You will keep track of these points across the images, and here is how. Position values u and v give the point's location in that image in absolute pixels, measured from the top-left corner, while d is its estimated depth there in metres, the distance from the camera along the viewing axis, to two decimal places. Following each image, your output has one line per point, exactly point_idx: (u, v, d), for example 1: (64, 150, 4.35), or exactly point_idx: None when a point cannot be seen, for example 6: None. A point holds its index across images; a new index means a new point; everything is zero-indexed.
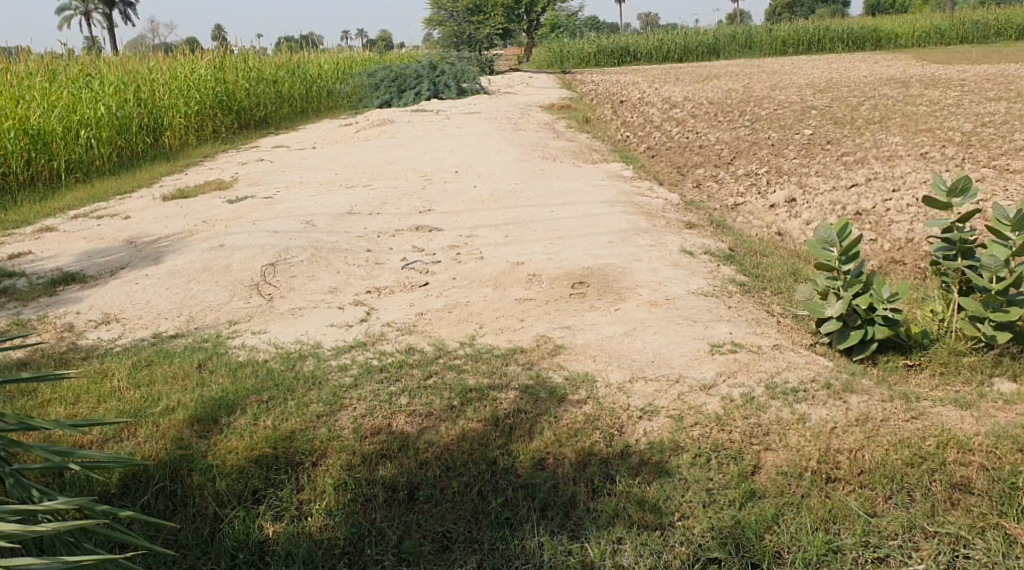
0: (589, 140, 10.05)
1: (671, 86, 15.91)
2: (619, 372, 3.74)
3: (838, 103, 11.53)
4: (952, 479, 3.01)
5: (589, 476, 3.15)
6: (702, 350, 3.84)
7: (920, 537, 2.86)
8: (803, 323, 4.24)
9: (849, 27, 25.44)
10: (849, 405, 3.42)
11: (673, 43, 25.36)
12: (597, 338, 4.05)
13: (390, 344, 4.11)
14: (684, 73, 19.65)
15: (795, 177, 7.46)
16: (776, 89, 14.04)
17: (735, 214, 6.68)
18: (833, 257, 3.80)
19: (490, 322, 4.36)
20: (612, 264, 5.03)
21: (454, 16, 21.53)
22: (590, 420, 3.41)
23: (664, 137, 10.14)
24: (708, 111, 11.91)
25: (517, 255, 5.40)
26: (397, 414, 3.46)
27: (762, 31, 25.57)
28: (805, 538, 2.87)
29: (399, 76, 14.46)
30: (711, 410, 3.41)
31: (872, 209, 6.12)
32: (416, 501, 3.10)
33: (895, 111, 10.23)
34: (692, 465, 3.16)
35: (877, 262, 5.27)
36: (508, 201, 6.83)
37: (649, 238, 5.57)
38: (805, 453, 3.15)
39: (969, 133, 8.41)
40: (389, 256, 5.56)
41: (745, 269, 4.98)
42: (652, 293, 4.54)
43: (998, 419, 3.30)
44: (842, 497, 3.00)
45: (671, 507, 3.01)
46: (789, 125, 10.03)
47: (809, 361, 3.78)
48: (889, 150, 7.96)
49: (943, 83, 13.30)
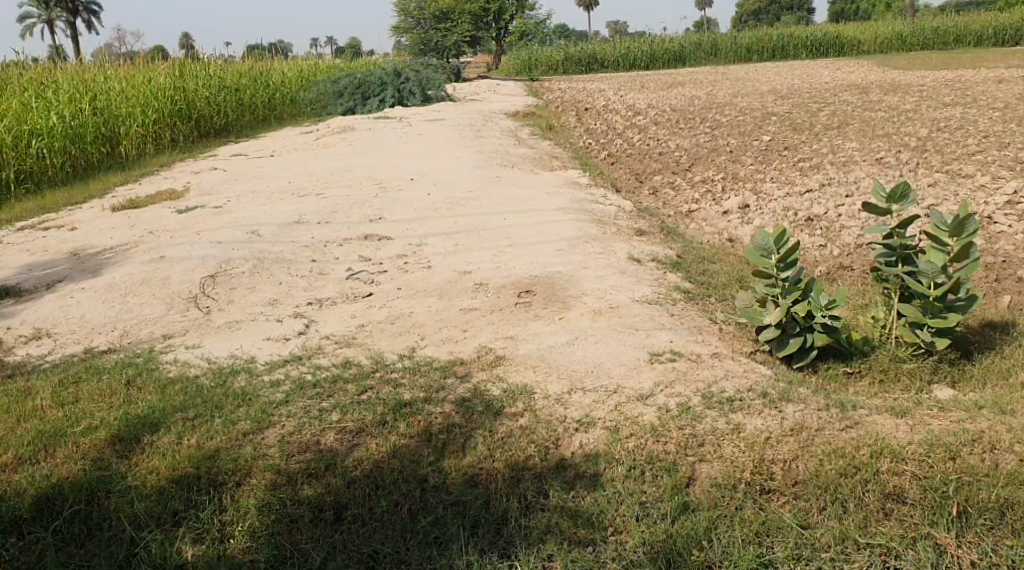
0: (550, 148, 10.01)
1: (633, 94, 15.90)
2: (558, 383, 3.66)
3: (798, 109, 11.59)
4: (886, 490, 2.98)
5: (522, 491, 3.09)
6: (641, 359, 3.79)
7: (853, 549, 2.83)
8: (745, 330, 4.21)
9: (812, 32, 25.68)
10: (785, 414, 3.37)
11: (640, 51, 25.59)
12: (538, 348, 3.98)
13: (327, 358, 4.02)
14: (650, 80, 19.67)
15: (751, 183, 7.44)
16: (738, 97, 14.09)
17: (689, 220, 6.66)
18: (772, 265, 3.75)
19: (433, 333, 4.29)
20: (559, 272, 4.97)
21: (420, 24, 21.13)
22: (526, 434, 3.33)
23: (624, 144, 10.11)
24: (670, 118, 11.93)
25: (465, 264, 5.32)
26: (326, 431, 3.36)
27: (728, 37, 25.66)
28: (737, 551, 2.82)
29: (363, 82, 14.28)
30: (647, 421, 3.36)
31: (824, 214, 6.10)
32: (342, 521, 3.01)
33: (853, 118, 10.26)
34: (626, 478, 3.10)
35: (825, 268, 5.26)
36: (460, 209, 6.74)
37: (598, 245, 5.52)
38: (738, 463, 3.11)
39: (924, 139, 8.46)
40: (334, 266, 5.46)
41: (691, 277, 4.95)
42: (596, 301, 4.48)
43: (932, 427, 3.28)
44: (776, 509, 2.96)
45: (604, 522, 2.96)
46: (748, 131, 10.04)
47: (747, 369, 3.74)
48: (844, 156, 7.98)
49: (902, 88, 13.42)
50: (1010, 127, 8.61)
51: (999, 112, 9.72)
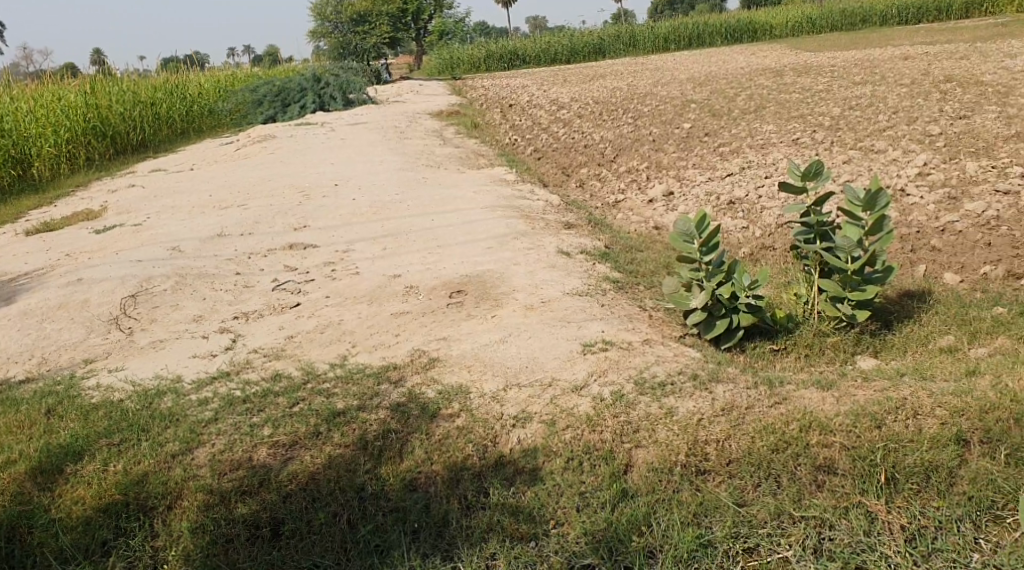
0: (475, 146, 9.99)
1: (555, 89, 15.96)
2: (493, 381, 3.65)
3: (716, 95, 11.80)
4: (817, 463, 3.06)
5: (462, 492, 3.08)
6: (574, 351, 3.80)
7: (787, 523, 2.91)
8: (674, 315, 4.26)
9: (726, 20, 26.14)
10: (716, 394, 3.43)
11: (560, 45, 25.66)
12: (471, 347, 3.96)
13: (256, 372, 3.94)
14: (571, 74, 19.76)
15: (674, 171, 7.53)
16: (658, 86, 14.24)
17: (616, 211, 6.72)
18: (694, 250, 3.81)
19: (364, 339, 4.24)
20: (488, 269, 4.96)
21: (339, 27, 20.82)
22: (463, 434, 3.31)
23: (549, 138, 10.14)
24: (593, 110, 12.02)
25: (393, 267, 5.27)
26: (258, 446, 3.30)
27: (645, 28, 26.01)
28: (677, 535, 2.89)
29: (282, 89, 14.06)
30: (583, 411, 3.37)
31: (745, 197, 6.21)
32: (280, 537, 2.98)
33: (769, 102, 10.46)
34: (564, 470, 3.13)
35: (748, 250, 5.36)
36: (388, 213, 6.67)
37: (527, 240, 5.53)
38: (674, 447, 3.15)
39: (837, 118, 8.69)
40: (259, 277, 5.36)
41: (620, 267, 4.98)
42: (528, 297, 4.48)
43: (857, 397, 3.36)
44: (712, 489, 3.02)
45: (545, 516, 2.99)
46: (669, 119, 10.17)
47: (678, 353, 3.79)
48: (762, 139, 8.14)
49: (814, 70, 13.76)
50: (917, 102, 8.89)
51: (906, 89, 10.03)
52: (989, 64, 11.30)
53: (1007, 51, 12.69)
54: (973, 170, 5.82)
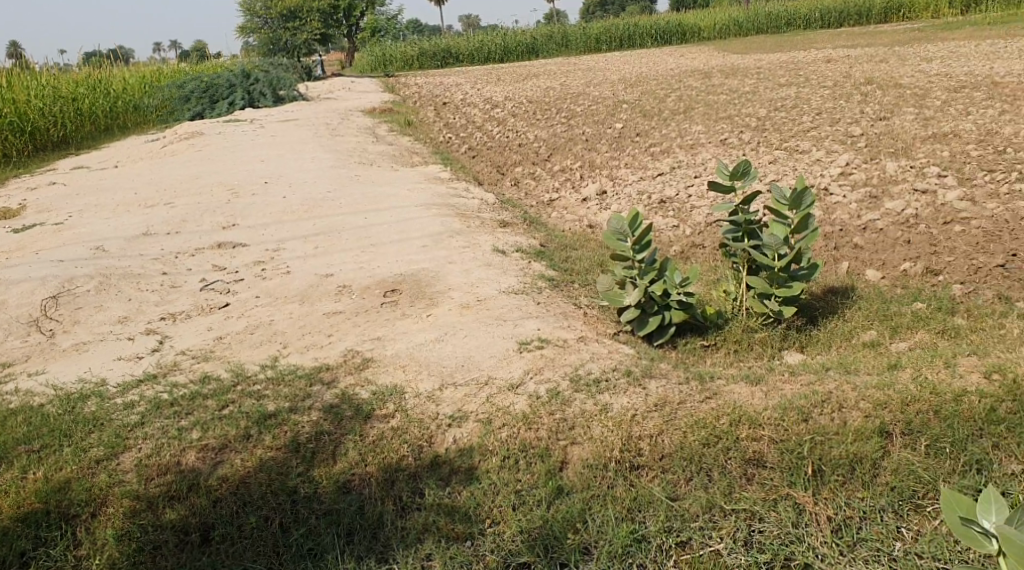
0: (409, 144, 9.93)
1: (488, 87, 15.96)
2: (428, 380, 3.63)
3: (647, 96, 11.95)
4: (746, 457, 3.12)
5: (397, 493, 3.06)
6: (510, 350, 3.81)
7: (719, 516, 2.97)
8: (608, 313, 4.30)
9: (656, 22, 26.48)
10: (649, 390, 3.48)
11: (494, 43, 25.65)
12: (406, 347, 3.93)
13: (184, 374, 3.84)
14: (504, 73, 19.76)
15: (607, 170, 7.60)
16: (590, 86, 14.36)
17: (550, 210, 6.75)
18: (627, 248, 3.85)
19: (296, 340, 4.17)
20: (423, 268, 4.93)
21: (269, 22, 20.57)
22: (397, 435, 3.29)
23: (483, 137, 10.13)
24: (526, 109, 12.05)
25: (326, 266, 5.20)
26: (187, 451, 3.23)
27: (577, 29, 26.19)
28: (611, 531, 2.92)
29: (210, 85, 13.75)
30: (518, 409, 3.38)
31: (676, 196, 6.31)
32: (209, 542, 2.93)
33: (698, 103, 10.64)
34: (500, 469, 3.13)
35: (679, 248, 5.44)
36: (320, 211, 6.58)
37: (462, 238, 5.51)
38: (608, 443, 3.18)
39: (763, 119, 8.88)
40: (187, 277, 5.23)
41: (555, 265, 5.01)
42: (463, 295, 4.47)
43: (785, 391, 3.44)
44: (645, 484, 3.06)
45: (481, 515, 2.99)
46: (602, 119, 10.27)
47: (612, 350, 3.83)
48: (692, 139, 8.28)
49: (741, 72, 14.05)
50: (839, 105, 9.15)
51: (829, 91, 10.31)
52: (906, 67, 11.69)
53: (923, 56, 13.13)
54: (893, 170, 6.01)
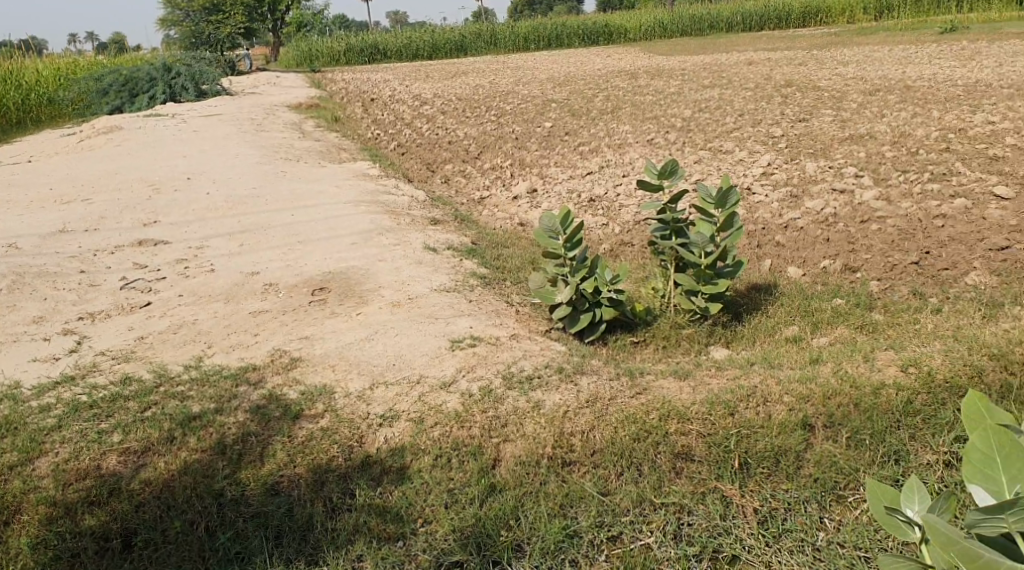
0: (336, 140, 9.80)
1: (417, 85, 15.86)
2: (358, 380, 3.59)
3: (575, 95, 12.04)
4: (675, 450, 3.17)
5: (327, 494, 3.02)
6: (442, 348, 3.79)
7: (649, 510, 3.01)
8: (539, 311, 4.32)
9: (583, 23, 26.71)
10: (580, 386, 3.50)
11: (421, 40, 25.50)
12: (335, 347, 3.87)
13: (104, 375, 3.72)
14: (432, 70, 19.66)
15: (536, 169, 7.64)
16: (519, 84, 14.40)
17: (480, 207, 6.74)
18: (559, 246, 3.88)
19: (222, 339, 4.08)
20: (353, 266, 4.87)
21: (191, 16, 20.21)
22: (327, 435, 3.24)
23: (413, 134, 10.07)
24: (455, 107, 12.02)
25: (252, 264, 5.10)
26: (107, 454, 3.13)
27: (505, 27, 26.25)
28: (543, 527, 2.94)
29: (130, 79, 13.31)
30: (450, 408, 3.37)
31: (605, 194, 6.37)
32: (131, 549, 2.86)
33: (626, 103, 10.77)
34: (432, 467, 3.11)
35: (608, 246, 5.49)
36: (245, 208, 6.44)
37: (392, 236, 5.46)
38: (540, 440, 3.19)
39: (688, 120, 9.05)
40: (106, 276, 5.06)
41: (486, 263, 5.00)
42: (394, 294, 4.42)
43: (712, 386, 3.51)
44: (577, 480, 3.09)
45: (413, 515, 2.97)
46: (531, 118, 10.31)
47: (543, 347, 3.85)
48: (619, 139, 8.38)
49: (667, 73, 14.28)
50: (761, 106, 9.37)
51: (751, 92, 10.56)
52: (824, 71, 12.05)
53: (840, 60, 13.55)
54: (813, 170, 6.18)
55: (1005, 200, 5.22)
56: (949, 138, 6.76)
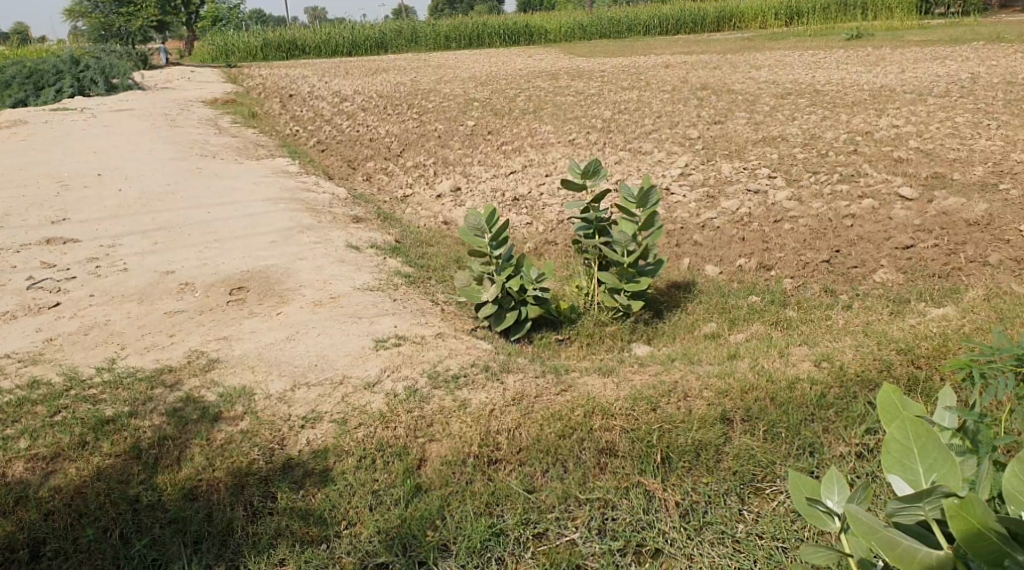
0: (254, 136, 9.59)
1: (336, 81, 15.65)
2: (280, 381, 3.52)
3: (496, 95, 12.06)
4: (600, 447, 3.20)
5: (247, 498, 2.95)
6: (366, 348, 3.75)
7: (574, 506, 3.03)
8: (464, 309, 4.31)
9: (504, 23, 26.79)
10: (506, 385, 3.51)
11: (341, 37, 25.18)
12: (255, 347, 3.79)
13: (9, 379, 3.56)
14: (352, 67, 19.43)
15: (460, 167, 7.62)
16: (440, 83, 14.35)
17: (404, 205, 6.69)
18: (485, 244, 3.87)
19: (136, 340, 3.94)
20: (273, 265, 4.77)
21: (100, 7, 19.55)
22: (248, 437, 3.17)
23: (333, 131, 9.92)
24: (377, 105, 11.90)
25: (168, 263, 4.94)
26: (13, 462, 3.03)
27: (425, 25, 26.12)
28: (469, 526, 2.92)
29: (34, 72, 12.86)
30: (375, 408, 3.33)
31: (528, 194, 6.41)
32: (39, 560, 2.74)
33: (547, 103, 10.84)
34: (356, 469, 3.07)
35: (532, 244, 5.51)
36: (159, 205, 6.24)
37: (313, 234, 5.37)
38: (466, 439, 3.19)
39: (608, 120, 9.17)
40: (10, 275, 4.84)
41: (410, 261, 4.97)
42: (315, 293, 4.35)
43: (635, 382, 3.56)
44: (503, 478, 3.09)
45: (336, 517, 2.92)
46: (453, 116, 10.28)
47: (469, 346, 3.84)
48: (542, 138, 8.43)
49: (587, 74, 14.44)
50: (679, 108, 9.55)
51: (668, 95, 10.76)
52: (738, 74, 12.36)
53: (753, 64, 13.92)
54: (729, 171, 6.34)
55: (909, 201, 5.44)
56: (856, 141, 7.02)
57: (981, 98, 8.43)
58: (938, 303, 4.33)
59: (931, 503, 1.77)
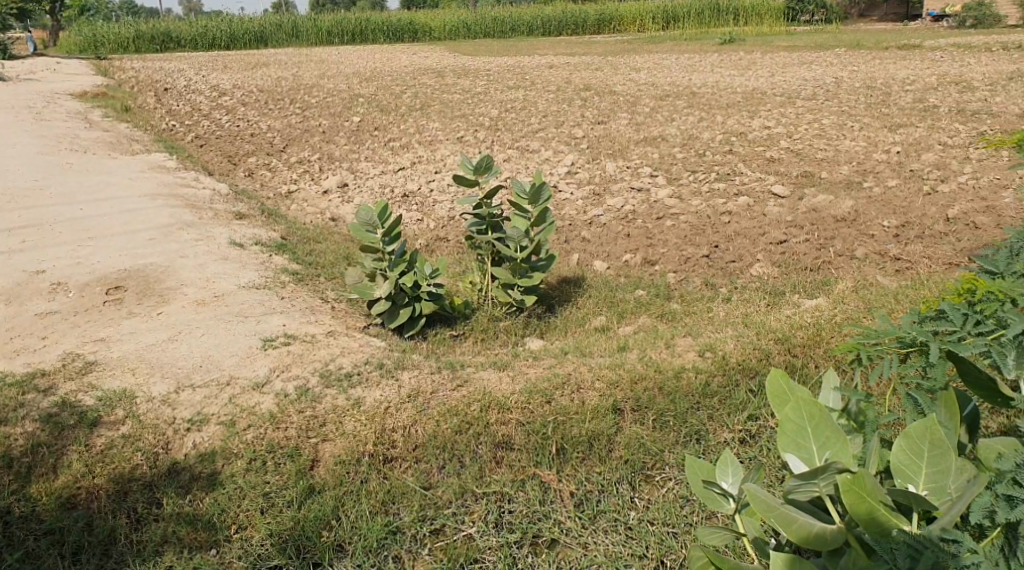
0: (128, 130, 9.17)
1: (214, 75, 15.12)
2: (163, 382, 3.38)
3: (382, 91, 11.92)
4: (496, 440, 3.22)
5: (130, 505, 2.85)
6: (254, 347, 3.64)
7: (470, 501, 3.04)
8: (356, 307, 4.26)
9: (388, 20, 26.48)
10: (400, 381, 3.49)
11: (218, 30, 24.27)
12: (136, 348, 3.63)
13: None
14: (231, 61, 18.79)
15: (346, 164, 7.49)
16: (324, 79, 14.08)
17: (289, 202, 6.53)
18: (377, 239, 3.83)
19: (3, 343, 3.73)
20: (152, 263, 4.57)
21: None
22: (130, 442, 3.05)
23: (213, 125, 9.59)
24: (258, 99, 11.57)
25: (37, 262, 4.68)
26: None
27: (307, 20, 25.54)
28: (365, 525, 2.89)
29: None
30: (264, 409, 3.25)
31: (418, 190, 6.37)
32: None
33: (433, 100, 10.79)
34: (246, 471, 2.99)
35: (423, 241, 5.47)
36: (26, 201, 5.89)
37: (195, 231, 5.18)
38: (360, 437, 3.14)
39: (495, 119, 9.21)
40: None
41: (298, 258, 4.86)
42: (198, 291, 4.20)
43: (529, 376, 3.60)
44: (399, 476, 3.06)
45: (226, 521, 2.84)
46: (338, 112, 10.09)
47: (361, 343, 3.79)
48: (429, 136, 8.39)
49: (474, 72, 14.46)
50: (564, 108, 9.69)
51: (553, 94, 10.90)
52: (619, 76, 12.63)
53: (634, 66, 14.25)
54: (614, 170, 6.48)
55: (782, 199, 5.70)
56: (733, 141, 7.29)
57: (845, 102, 8.90)
58: (811, 294, 4.54)
59: (825, 480, 1.91)
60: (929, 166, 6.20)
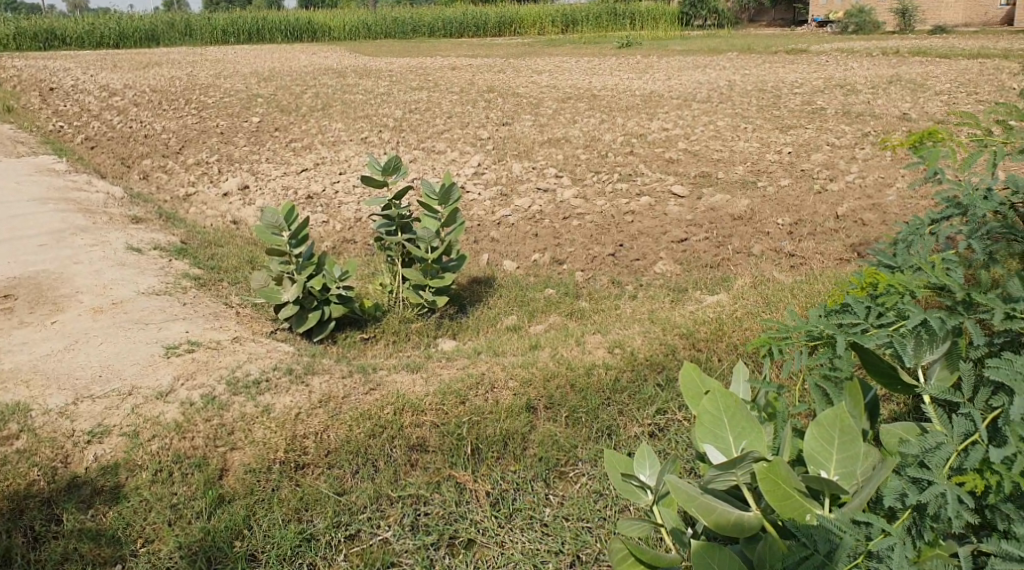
0: (11, 132, 8.72)
1: (103, 74, 14.50)
2: (59, 394, 3.24)
3: (282, 91, 11.68)
4: (410, 443, 3.20)
5: (27, 524, 2.73)
6: (156, 355, 3.52)
7: (385, 504, 3.01)
8: (262, 311, 4.17)
9: (285, 19, 25.95)
10: (311, 387, 3.43)
11: (106, 28, 23.15)
12: (28, 360, 3.47)
13: None
14: (121, 59, 18.04)
15: (246, 166, 7.30)
16: (220, 79, 13.69)
17: (187, 205, 6.33)
18: (283, 242, 3.75)
19: None
20: (43, 270, 4.36)
21: None
22: (25, 458, 2.92)
23: (103, 126, 9.21)
24: (151, 99, 11.16)
25: None
26: None
27: (201, 19, 24.82)
28: (278, 533, 2.83)
29: None
30: (169, 419, 3.14)
31: (322, 191, 6.27)
32: None
33: (334, 101, 10.64)
34: (152, 483, 2.89)
35: (330, 243, 5.39)
36: None
37: (88, 236, 4.97)
38: (271, 445, 3.07)
39: (398, 119, 9.14)
40: None
41: (200, 263, 4.72)
42: (94, 298, 4.03)
43: (442, 376, 3.59)
44: (312, 482, 3.01)
45: (131, 535, 2.74)
46: (237, 112, 9.84)
47: (269, 349, 3.71)
48: (332, 136, 8.26)
49: (376, 72, 14.33)
50: (467, 109, 9.70)
51: (456, 96, 10.90)
52: (521, 78, 12.74)
53: (535, 68, 14.39)
54: (519, 171, 6.52)
55: (682, 198, 5.85)
56: (634, 142, 7.44)
57: (738, 104, 9.20)
58: (712, 290, 4.67)
59: (742, 470, 2.01)
60: (818, 166, 6.47)
